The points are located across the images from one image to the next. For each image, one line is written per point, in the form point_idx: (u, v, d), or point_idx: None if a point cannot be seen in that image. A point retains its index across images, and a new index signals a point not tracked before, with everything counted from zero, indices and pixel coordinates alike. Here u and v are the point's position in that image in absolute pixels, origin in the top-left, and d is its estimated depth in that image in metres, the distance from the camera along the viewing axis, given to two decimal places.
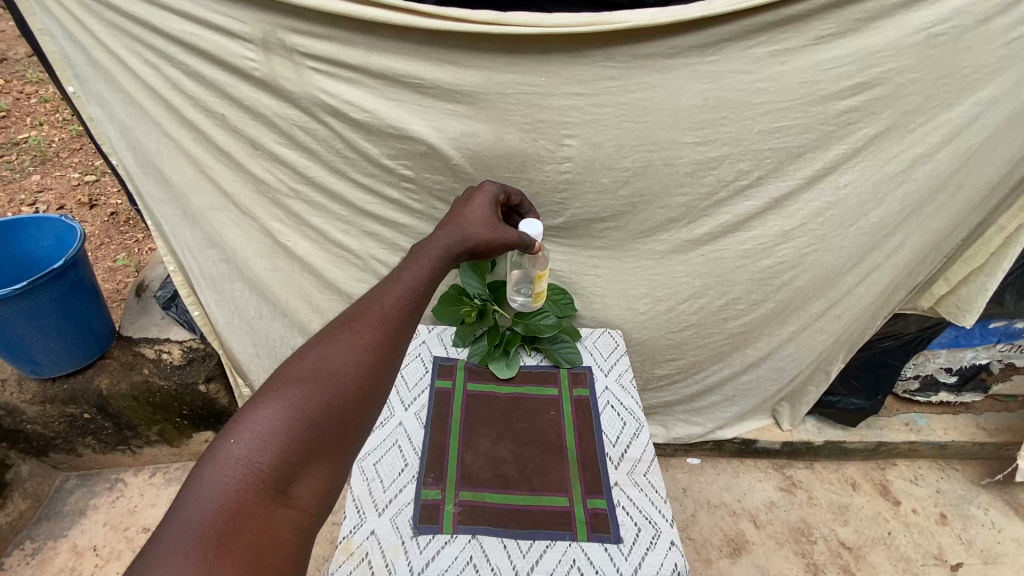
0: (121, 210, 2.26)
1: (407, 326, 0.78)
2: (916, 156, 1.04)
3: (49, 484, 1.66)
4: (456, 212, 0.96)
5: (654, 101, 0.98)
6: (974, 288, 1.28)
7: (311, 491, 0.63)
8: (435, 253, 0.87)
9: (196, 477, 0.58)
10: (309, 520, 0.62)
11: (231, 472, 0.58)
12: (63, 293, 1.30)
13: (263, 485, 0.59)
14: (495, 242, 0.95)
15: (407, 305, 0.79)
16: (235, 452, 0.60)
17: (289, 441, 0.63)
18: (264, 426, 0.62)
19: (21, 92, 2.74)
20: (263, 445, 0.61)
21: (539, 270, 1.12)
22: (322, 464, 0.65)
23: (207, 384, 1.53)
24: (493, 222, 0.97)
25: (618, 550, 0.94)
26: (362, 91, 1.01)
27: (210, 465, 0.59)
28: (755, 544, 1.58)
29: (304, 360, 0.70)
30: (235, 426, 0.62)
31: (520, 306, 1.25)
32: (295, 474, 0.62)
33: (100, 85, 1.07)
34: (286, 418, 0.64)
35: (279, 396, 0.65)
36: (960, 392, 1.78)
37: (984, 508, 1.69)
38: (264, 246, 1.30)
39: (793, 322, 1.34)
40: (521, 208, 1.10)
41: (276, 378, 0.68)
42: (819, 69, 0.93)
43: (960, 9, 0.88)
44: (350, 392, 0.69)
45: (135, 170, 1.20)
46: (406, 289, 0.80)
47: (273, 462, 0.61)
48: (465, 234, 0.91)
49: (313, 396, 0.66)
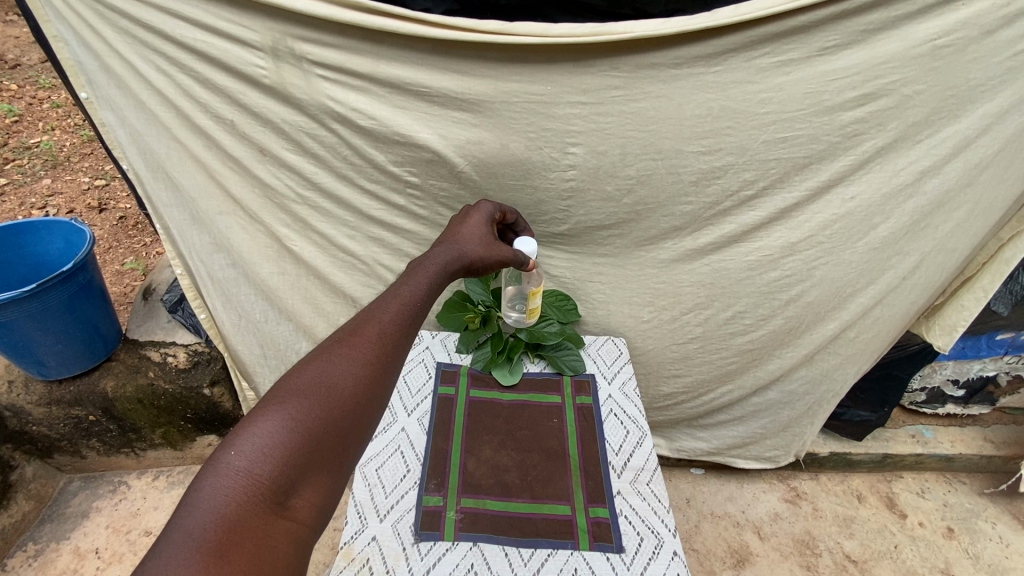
0: (130, 214, 2.28)
1: (404, 342, 0.79)
2: (925, 169, 1.03)
3: (53, 486, 1.67)
4: (454, 230, 0.98)
5: (659, 111, 0.99)
6: (952, 308, 1.26)
7: (309, 503, 0.63)
8: (433, 270, 0.87)
9: (196, 488, 0.58)
10: (307, 532, 0.62)
11: (232, 483, 0.58)
12: (71, 295, 1.32)
13: (263, 496, 0.59)
14: (490, 261, 0.96)
15: (404, 321, 0.80)
16: (236, 463, 0.60)
17: (289, 454, 0.63)
18: (264, 438, 0.63)
19: (33, 97, 2.78)
20: (263, 456, 0.61)
21: (532, 286, 1.15)
22: (320, 476, 0.65)
23: (211, 388, 1.53)
24: (489, 239, 0.98)
25: (620, 560, 0.93)
26: (370, 99, 1.02)
27: (210, 476, 0.59)
28: (758, 556, 1.57)
29: (303, 374, 0.70)
30: (234, 437, 0.63)
31: (515, 322, 1.27)
32: (294, 486, 0.62)
33: (111, 91, 1.09)
34: (286, 431, 0.64)
35: (278, 408, 0.66)
36: (967, 404, 1.76)
37: (992, 522, 1.67)
38: (271, 251, 1.31)
39: (805, 341, 1.32)
40: (515, 226, 1.12)
41: (276, 392, 0.69)
42: (824, 80, 0.94)
43: (966, 20, 0.88)
44: (349, 405, 0.69)
45: (146, 176, 1.21)
46: (405, 305, 0.81)
47: (272, 473, 0.61)
48: (462, 252, 0.92)
49: (313, 409, 0.67)
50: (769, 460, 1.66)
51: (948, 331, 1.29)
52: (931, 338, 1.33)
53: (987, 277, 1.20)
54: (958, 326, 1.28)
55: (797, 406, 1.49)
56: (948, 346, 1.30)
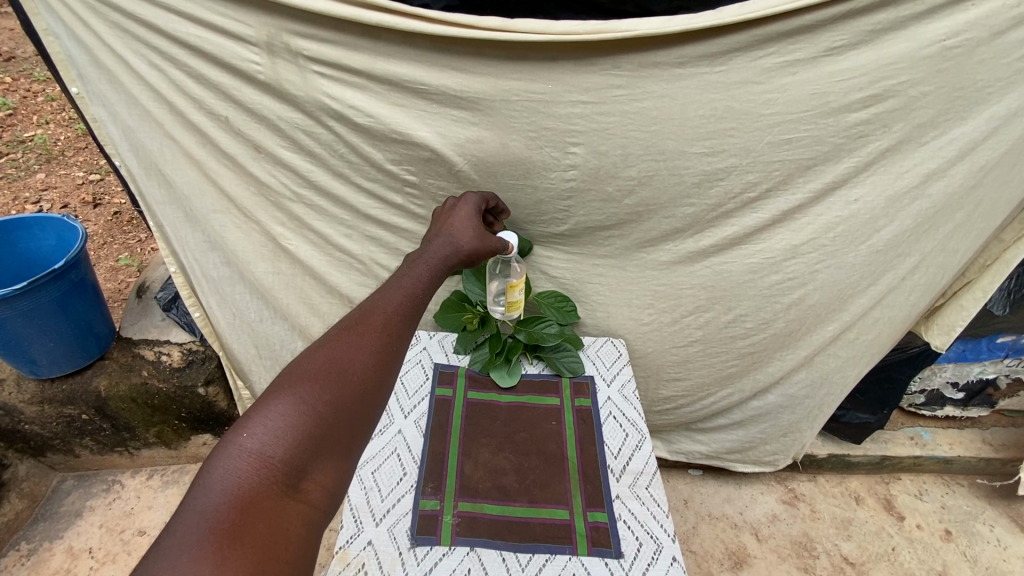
0: (124, 210, 2.25)
1: (409, 329, 0.78)
2: (930, 171, 1.01)
3: (46, 484, 1.65)
4: (445, 221, 0.96)
5: (662, 111, 0.97)
6: (953, 309, 1.26)
7: (320, 487, 0.62)
8: (433, 262, 0.87)
9: (207, 470, 0.57)
10: (320, 516, 0.61)
11: (243, 466, 0.57)
12: (63, 292, 1.30)
13: (274, 479, 0.58)
14: (483, 251, 0.97)
15: (409, 308, 0.79)
16: (248, 445, 0.59)
17: (300, 437, 0.62)
18: (275, 421, 0.62)
19: (27, 90, 2.75)
20: (275, 439, 0.60)
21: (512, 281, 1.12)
22: (332, 461, 0.64)
23: (206, 387, 1.51)
24: (480, 230, 0.98)
25: (619, 565, 0.92)
26: (368, 96, 1.00)
27: (221, 459, 0.58)
28: (756, 558, 1.57)
29: (312, 358, 0.69)
30: (245, 420, 0.61)
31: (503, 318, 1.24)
32: (305, 470, 0.61)
33: (103, 86, 1.08)
34: (297, 415, 0.63)
35: (289, 392, 0.65)
36: (966, 406, 1.75)
37: (990, 524, 1.67)
38: (266, 250, 1.30)
39: (805, 344, 1.31)
40: (496, 211, 1.11)
41: (285, 376, 0.67)
42: (829, 80, 0.92)
43: (975, 21, 0.86)
44: (360, 390, 0.68)
45: (138, 172, 1.20)
46: (408, 294, 0.80)
47: (284, 456, 0.60)
48: (457, 246, 0.92)
49: (323, 394, 0.65)
50: (766, 463, 1.65)
51: (946, 331, 1.28)
52: (929, 337, 1.32)
53: (988, 279, 1.19)
54: (955, 326, 1.27)
55: (797, 409, 1.48)
56: (945, 346, 1.30)
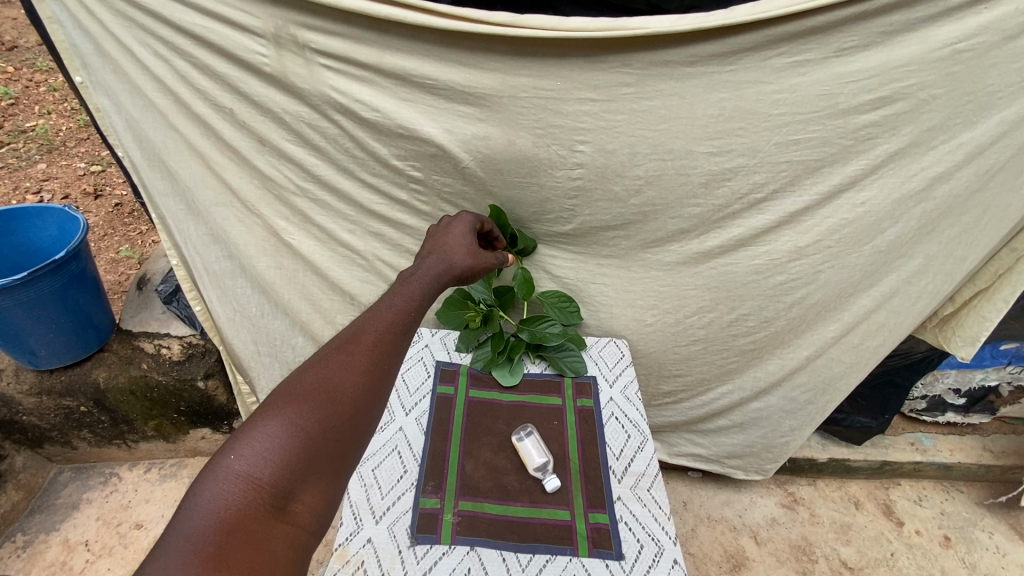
0: (125, 201, 2.24)
1: (399, 349, 0.79)
2: (937, 174, 1.00)
3: (43, 476, 1.65)
4: (437, 241, 0.99)
5: (671, 110, 0.96)
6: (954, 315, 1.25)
7: (309, 507, 0.63)
8: (426, 279, 0.89)
9: (196, 491, 0.58)
10: (307, 537, 0.62)
11: (231, 488, 0.58)
12: (64, 283, 1.29)
13: (263, 500, 0.59)
14: (477, 268, 1.00)
15: (399, 328, 0.80)
16: (236, 468, 0.60)
17: (290, 458, 0.63)
18: (264, 442, 0.62)
19: (30, 80, 2.73)
20: (264, 461, 0.61)
21: (536, 449, 1.07)
22: (321, 481, 0.65)
23: (206, 380, 1.51)
24: (476, 247, 1.01)
25: (619, 567, 0.92)
26: (374, 90, 1.00)
27: (210, 480, 0.59)
28: (755, 561, 1.57)
29: (302, 379, 0.69)
30: (235, 442, 0.62)
31: (540, 467, 1.03)
32: (294, 491, 0.62)
33: (107, 76, 1.07)
34: (287, 435, 0.64)
35: (279, 413, 0.65)
36: (967, 413, 1.74)
37: (989, 532, 1.66)
38: (269, 243, 1.29)
39: (809, 345, 1.30)
40: (491, 236, 1.12)
41: (276, 396, 0.68)
42: (840, 81, 0.91)
43: (987, 25, 0.86)
44: (349, 411, 0.69)
45: (142, 163, 1.19)
46: (399, 315, 0.81)
47: (272, 478, 0.61)
48: (450, 263, 0.94)
49: (313, 414, 0.66)
50: (768, 471, 1.66)
51: (970, 342, 1.27)
52: (954, 349, 1.31)
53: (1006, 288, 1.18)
54: (980, 336, 1.26)
55: (799, 415, 1.47)
56: (970, 356, 1.28)
